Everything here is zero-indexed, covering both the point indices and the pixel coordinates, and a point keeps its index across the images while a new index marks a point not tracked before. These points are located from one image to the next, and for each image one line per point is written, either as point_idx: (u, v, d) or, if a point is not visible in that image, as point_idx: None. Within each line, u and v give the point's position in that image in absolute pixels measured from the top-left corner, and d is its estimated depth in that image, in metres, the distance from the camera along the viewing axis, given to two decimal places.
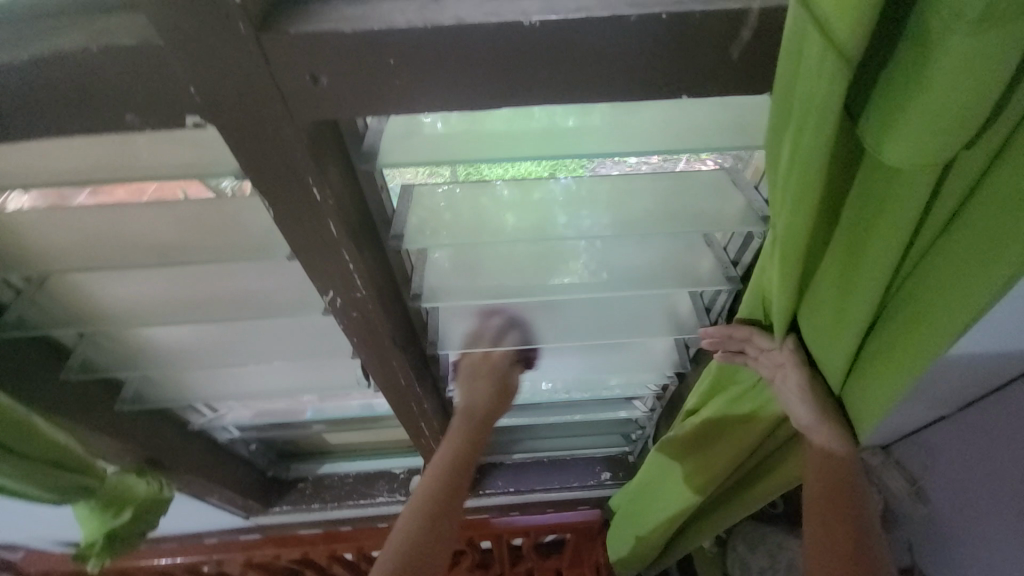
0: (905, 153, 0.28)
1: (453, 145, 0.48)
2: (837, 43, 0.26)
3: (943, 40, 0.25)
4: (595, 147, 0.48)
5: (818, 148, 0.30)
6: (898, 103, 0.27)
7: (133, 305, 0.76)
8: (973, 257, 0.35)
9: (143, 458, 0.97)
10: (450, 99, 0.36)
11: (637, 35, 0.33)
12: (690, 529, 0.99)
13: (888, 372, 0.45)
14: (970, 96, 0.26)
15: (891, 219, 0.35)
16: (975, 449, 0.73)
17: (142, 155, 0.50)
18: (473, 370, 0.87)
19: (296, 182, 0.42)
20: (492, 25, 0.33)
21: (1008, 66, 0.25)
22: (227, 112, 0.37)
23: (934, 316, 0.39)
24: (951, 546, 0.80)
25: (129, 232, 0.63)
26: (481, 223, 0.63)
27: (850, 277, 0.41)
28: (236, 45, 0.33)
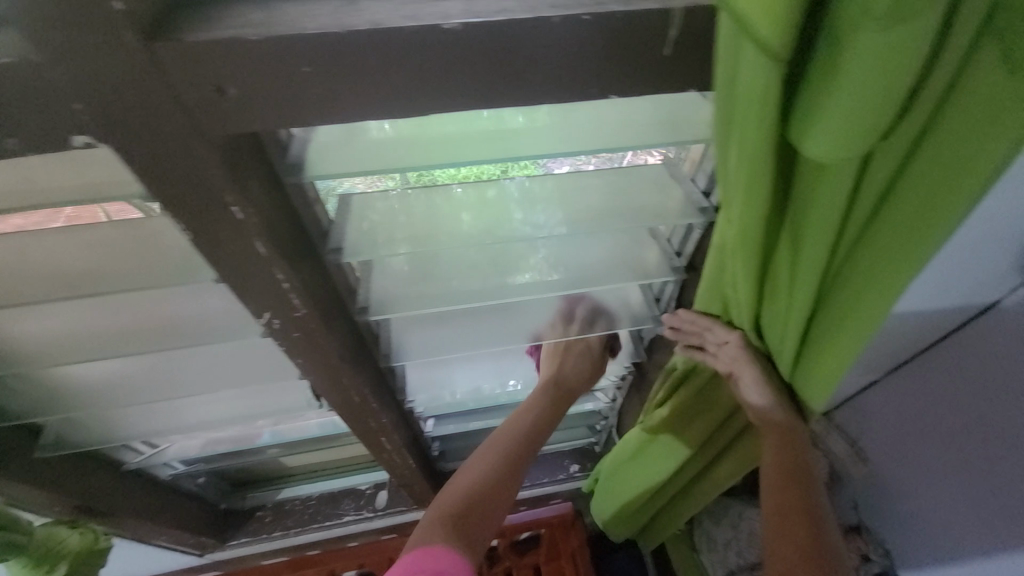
0: (826, 145, 0.30)
1: (396, 151, 0.46)
2: (762, 41, 0.26)
3: (853, 36, 0.26)
4: (539, 149, 0.48)
5: (759, 146, 0.31)
6: (818, 100, 0.29)
7: (44, 343, 0.68)
8: (898, 237, 0.38)
9: (74, 507, 0.88)
10: (395, 109, 0.35)
11: (562, 35, 0.33)
12: (664, 511, 1.04)
13: (833, 348, 0.48)
14: (883, 88, 0.27)
15: (824, 210, 0.37)
16: (906, 409, 0.79)
17: (38, 178, 0.45)
18: (557, 350, 0.91)
19: (211, 199, 0.38)
20: (410, 28, 0.31)
21: (916, 57, 0.26)
22: (124, 127, 0.33)
23: (871, 291, 0.41)
24: (895, 499, 0.87)
25: (36, 262, 0.57)
26: (435, 225, 0.61)
27: (793, 265, 0.43)
28: (125, 57, 0.30)
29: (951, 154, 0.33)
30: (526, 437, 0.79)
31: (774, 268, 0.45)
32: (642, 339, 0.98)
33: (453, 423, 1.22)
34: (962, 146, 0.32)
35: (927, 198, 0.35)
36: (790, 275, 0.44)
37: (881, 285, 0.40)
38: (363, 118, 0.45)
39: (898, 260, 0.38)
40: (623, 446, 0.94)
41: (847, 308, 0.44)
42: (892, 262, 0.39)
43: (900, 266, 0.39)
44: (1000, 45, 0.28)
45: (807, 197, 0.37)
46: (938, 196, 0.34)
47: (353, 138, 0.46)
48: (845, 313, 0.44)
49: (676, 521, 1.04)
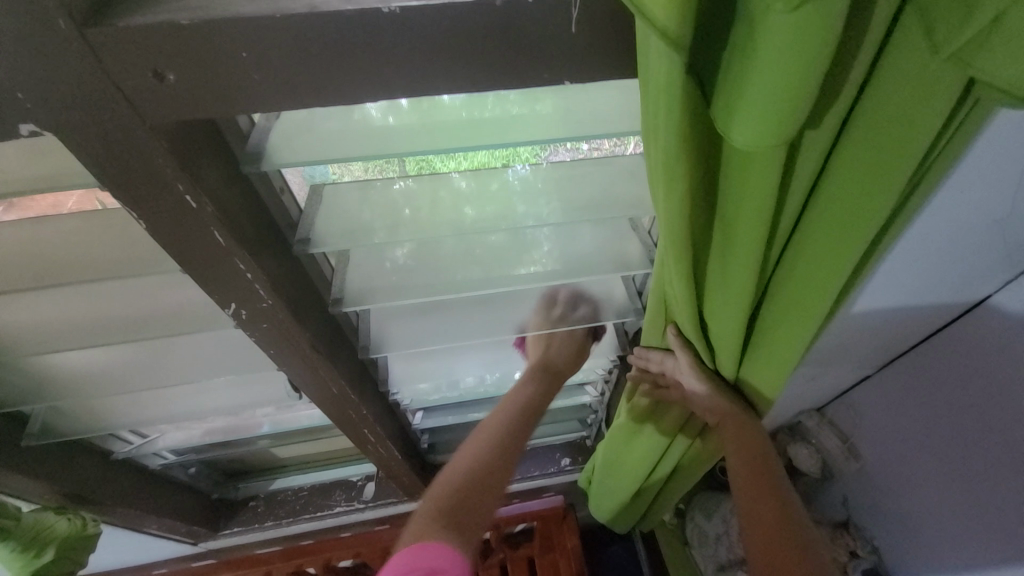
0: (750, 133, 0.30)
1: (386, 139, 0.46)
2: (655, 21, 0.27)
3: (765, 19, 0.26)
4: (524, 134, 0.47)
5: (678, 130, 0.33)
6: (739, 88, 0.30)
7: (26, 332, 0.68)
8: (840, 211, 0.40)
9: (65, 495, 0.89)
10: (367, 88, 0.35)
11: (505, 20, 0.32)
12: (654, 501, 1.07)
13: (785, 321, 0.51)
14: (799, 72, 0.27)
15: (755, 203, 0.38)
16: (910, 393, 0.83)
17: (9, 168, 0.46)
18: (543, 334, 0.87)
19: (164, 189, 0.38)
20: (349, 12, 0.30)
21: (826, 41, 0.27)
22: (66, 113, 0.33)
23: (820, 259, 0.44)
24: (895, 483, 0.90)
25: (16, 252, 0.58)
26: (438, 215, 0.60)
27: (728, 256, 0.44)
28: (60, 42, 0.29)
29: (880, 130, 0.36)
30: (511, 426, 0.76)
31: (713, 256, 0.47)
32: (626, 334, 0.98)
33: (445, 414, 1.22)
34: (890, 121, 0.35)
35: (863, 172, 0.38)
36: (727, 266, 0.45)
37: (829, 257, 0.44)
38: (362, 103, 0.46)
39: (841, 234, 0.42)
40: (602, 452, 0.96)
41: (798, 281, 0.47)
42: (832, 235, 0.42)
43: (841, 237, 0.42)
44: (922, 21, 0.31)
45: (736, 192, 0.38)
46: (876, 168, 0.37)
47: (348, 119, 0.47)
48: (798, 282, 0.47)
49: (664, 506, 1.07)
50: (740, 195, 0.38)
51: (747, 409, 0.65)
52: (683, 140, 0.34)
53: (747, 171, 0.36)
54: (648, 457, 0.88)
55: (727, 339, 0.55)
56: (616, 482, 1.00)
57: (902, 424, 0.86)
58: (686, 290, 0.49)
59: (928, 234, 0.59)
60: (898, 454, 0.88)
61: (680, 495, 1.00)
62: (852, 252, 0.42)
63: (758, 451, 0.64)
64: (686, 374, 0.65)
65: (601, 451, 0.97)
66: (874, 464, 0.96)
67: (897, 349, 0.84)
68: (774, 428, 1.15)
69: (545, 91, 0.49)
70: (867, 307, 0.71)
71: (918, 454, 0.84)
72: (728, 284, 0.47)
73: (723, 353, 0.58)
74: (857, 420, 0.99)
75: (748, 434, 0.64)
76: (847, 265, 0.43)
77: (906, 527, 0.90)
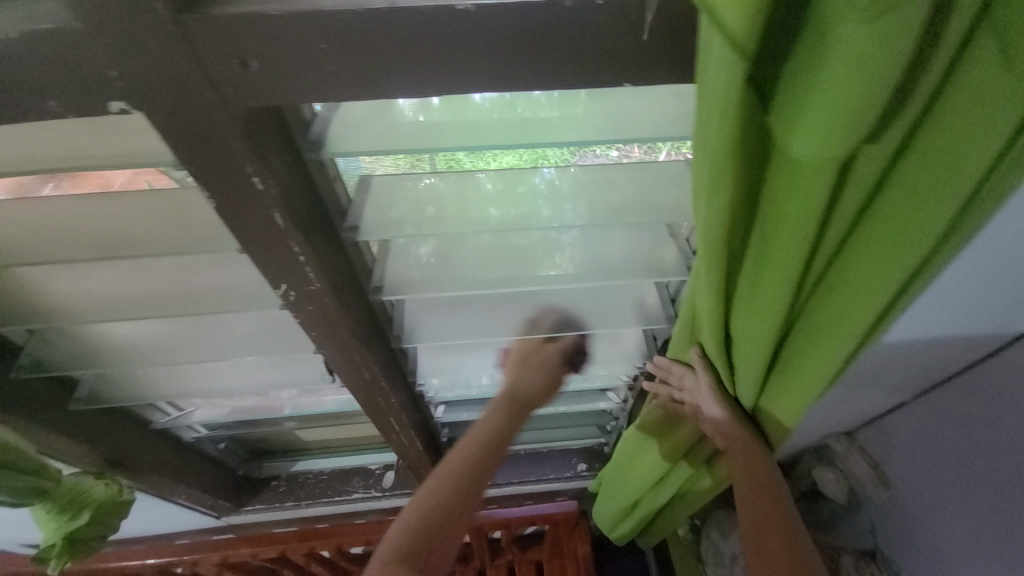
0: (810, 141, 0.30)
1: (431, 136, 0.47)
2: (729, 33, 0.26)
3: (838, 27, 0.26)
4: (559, 136, 0.48)
5: (728, 139, 0.33)
6: (801, 97, 0.29)
7: (84, 301, 0.73)
8: (888, 231, 0.40)
9: (104, 459, 0.94)
10: (435, 84, 0.36)
11: (574, 21, 0.33)
12: (659, 518, 1.06)
13: (818, 342, 0.50)
14: (869, 82, 0.27)
15: (797, 215, 0.37)
16: (953, 419, 0.81)
17: (84, 145, 0.49)
18: (522, 355, 0.82)
19: (233, 172, 0.40)
20: (427, 7, 0.31)
21: (900, 53, 0.26)
22: (155, 94, 0.35)
23: (863, 282, 0.43)
24: (931, 510, 0.88)
25: (81, 224, 0.62)
26: (470, 214, 0.62)
27: (763, 270, 0.44)
28: (157, 27, 0.31)
29: (942, 151, 0.35)
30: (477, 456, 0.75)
31: (744, 270, 0.46)
32: (654, 341, 0.97)
33: (465, 410, 1.22)
34: (954, 142, 0.34)
35: (919, 193, 0.37)
36: (761, 281, 0.45)
37: (870, 278, 0.43)
38: (395, 100, 0.47)
39: (886, 255, 0.41)
40: (615, 461, 0.98)
41: (836, 300, 0.46)
42: (877, 256, 0.41)
43: (886, 259, 0.41)
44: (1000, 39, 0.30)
45: (781, 203, 0.38)
46: (933, 191, 0.36)
47: (389, 117, 0.48)
48: (836, 304, 0.46)
49: (670, 524, 1.05)
50: (782, 207, 0.38)
51: (758, 438, 0.66)
52: (732, 146, 0.33)
53: (795, 182, 0.36)
54: (657, 473, 0.88)
55: (752, 358, 0.54)
56: (624, 493, 1.01)
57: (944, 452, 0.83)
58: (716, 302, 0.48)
59: (978, 263, 0.59)
60: (939, 481, 0.85)
61: (686, 515, 1.00)
62: (895, 276, 0.41)
63: (766, 481, 0.64)
64: (704, 398, 0.67)
65: (613, 461, 0.98)
66: (910, 493, 0.93)
67: (940, 375, 0.82)
68: (799, 449, 1.13)
69: (581, 93, 0.49)
70: (906, 333, 0.71)
71: (960, 482, 0.81)
72: (758, 299, 0.46)
73: (748, 372, 0.57)
74: (890, 446, 0.96)
75: (756, 461, 0.64)
76: (888, 290, 0.43)
77: (943, 557, 0.87)
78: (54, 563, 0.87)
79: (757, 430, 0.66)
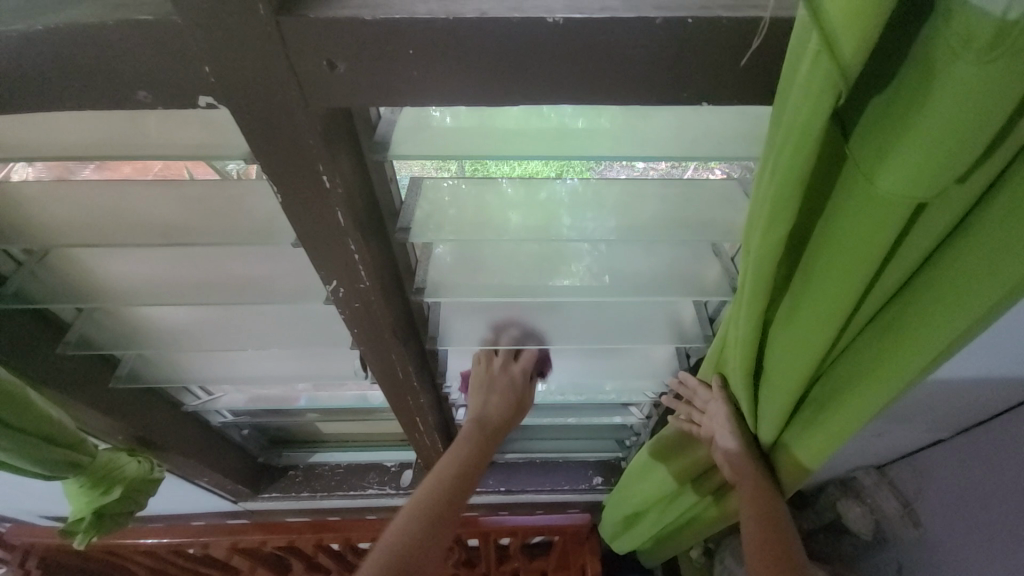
0: (891, 182, 0.28)
1: (478, 141, 0.47)
2: (841, 63, 0.25)
3: (945, 68, 0.24)
4: (608, 150, 0.47)
5: (802, 170, 0.31)
6: (889, 135, 0.27)
7: (133, 284, 0.75)
8: (954, 280, 0.37)
9: (135, 438, 0.96)
10: (504, 93, 0.36)
11: (661, 37, 0.33)
12: (663, 540, 1.05)
13: (859, 383, 0.47)
14: (965, 129, 0.25)
15: (856, 252, 0.35)
16: (998, 460, 0.78)
17: (151, 133, 0.50)
18: (487, 379, 0.89)
19: (306, 169, 0.41)
20: (515, 19, 0.32)
21: (1010, 98, 0.24)
22: (242, 91, 0.36)
23: (919, 329, 0.41)
24: (965, 554, 0.85)
25: (140, 210, 0.64)
26: (508, 221, 0.62)
27: (809, 304, 0.42)
28: (255, 26, 0.32)
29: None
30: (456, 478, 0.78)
31: (789, 302, 0.44)
32: (686, 358, 0.95)
33: None
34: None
35: (995, 245, 0.34)
36: (805, 314, 0.43)
37: (926, 326, 0.40)
38: (429, 106, 0.48)
39: (946, 306, 0.38)
40: (624, 480, 0.97)
41: (884, 342, 0.44)
42: (938, 305, 0.39)
43: (946, 309, 0.38)
44: None
45: (839, 240, 0.36)
46: (1009, 247, 0.34)
47: (419, 131, 0.49)
48: (886, 349, 0.44)
49: (674, 545, 1.04)
50: (840, 242, 0.36)
51: (766, 473, 0.64)
52: (803, 179, 0.32)
53: (858, 219, 0.34)
54: (664, 493, 0.87)
55: (786, 390, 0.52)
56: (629, 510, 1.00)
57: (981, 494, 0.81)
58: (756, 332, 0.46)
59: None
60: (976, 523, 0.82)
61: (693, 541, 0.99)
62: (953, 327, 0.39)
63: (772, 518, 0.62)
64: (722, 429, 0.66)
65: (623, 479, 0.97)
66: (940, 534, 0.90)
67: (986, 414, 0.80)
68: (824, 479, 1.11)
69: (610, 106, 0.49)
70: (956, 370, 0.70)
71: (999, 527, 0.78)
72: (799, 332, 0.45)
73: (779, 404, 0.55)
74: (923, 484, 0.93)
75: (762, 496, 0.63)
76: (945, 340, 0.40)
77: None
78: (81, 536, 0.90)
79: (772, 468, 0.65)
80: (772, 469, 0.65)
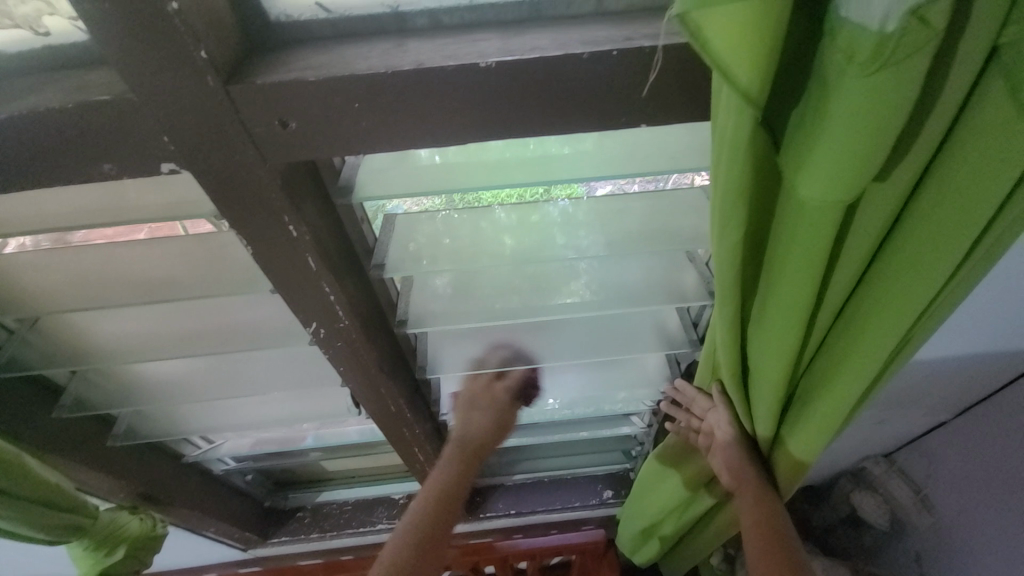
0: (817, 188, 0.29)
1: (446, 176, 0.49)
2: (742, 88, 0.26)
3: (838, 82, 0.26)
4: (576, 173, 0.49)
5: (735, 183, 0.32)
6: (808, 144, 0.28)
7: (124, 342, 0.76)
8: (904, 270, 0.38)
9: (137, 494, 0.96)
10: (442, 135, 0.37)
11: (591, 70, 0.34)
12: (679, 550, 1.04)
13: (834, 378, 0.48)
14: (871, 133, 0.26)
15: (806, 253, 0.36)
16: (1001, 436, 0.78)
17: (131, 197, 0.52)
18: (472, 399, 0.85)
19: (272, 220, 0.43)
20: (450, 66, 0.34)
21: (904, 103, 0.26)
22: (200, 155, 0.38)
23: (880, 321, 0.41)
24: (981, 536, 0.84)
25: (126, 269, 0.65)
26: (484, 245, 0.63)
27: (771, 306, 0.43)
28: (204, 94, 0.34)
29: (955, 190, 0.33)
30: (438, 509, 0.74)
31: (756, 305, 0.45)
32: (678, 364, 0.96)
33: None
34: (969, 184, 0.33)
35: (933, 232, 0.36)
36: (769, 314, 0.43)
37: (884, 317, 0.41)
38: (414, 146, 0.49)
39: (898, 295, 0.39)
40: (635, 491, 0.96)
41: (849, 335, 0.44)
42: (893, 295, 0.39)
43: (902, 298, 0.39)
44: (1009, 80, 0.29)
45: (788, 244, 0.37)
46: (947, 230, 0.35)
47: (409, 164, 0.50)
48: (853, 342, 0.44)
49: (690, 555, 1.03)
50: (789, 246, 0.37)
51: (767, 481, 0.64)
52: (742, 191, 0.33)
53: (799, 222, 0.35)
54: (672, 501, 0.87)
55: (769, 392, 0.52)
56: (642, 522, 0.99)
57: (993, 472, 0.80)
58: (729, 336, 0.47)
59: (1011, 277, 0.59)
60: (989, 503, 0.82)
61: (709, 549, 0.98)
62: (908, 313, 0.40)
63: (775, 527, 0.62)
64: (723, 434, 0.66)
65: (634, 489, 0.96)
66: (955, 519, 0.89)
67: (982, 391, 0.80)
68: (835, 473, 1.10)
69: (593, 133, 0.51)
70: (940, 352, 0.71)
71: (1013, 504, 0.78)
72: (768, 334, 0.45)
73: (763, 405, 0.55)
74: (933, 468, 0.92)
75: (765, 507, 0.62)
76: (903, 325, 0.41)
77: None
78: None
79: (768, 471, 0.65)
80: (771, 474, 0.65)
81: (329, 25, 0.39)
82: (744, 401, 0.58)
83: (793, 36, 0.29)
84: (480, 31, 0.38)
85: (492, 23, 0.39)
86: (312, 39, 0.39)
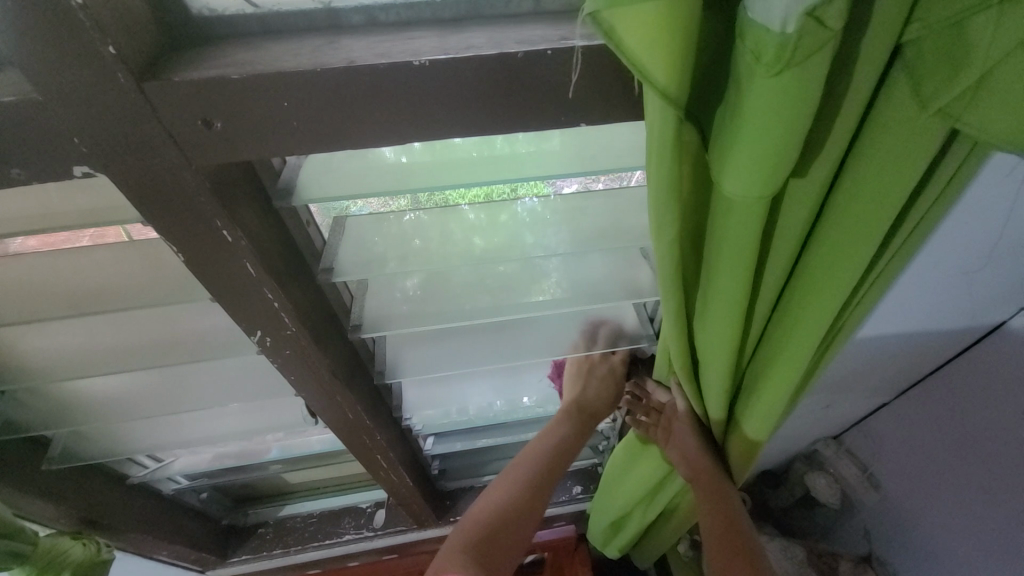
0: (740, 183, 0.30)
1: (398, 177, 0.48)
2: (661, 87, 0.27)
3: (749, 81, 0.26)
4: (535, 172, 0.49)
5: (664, 181, 0.33)
6: (729, 141, 0.29)
7: (53, 359, 0.71)
8: (829, 259, 0.40)
9: (80, 520, 0.90)
10: (378, 137, 0.37)
11: (526, 68, 0.34)
12: (648, 538, 1.06)
13: (774, 366, 0.50)
14: (783, 128, 0.27)
15: (739, 245, 0.37)
16: (937, 414, 0.84)
17: (54, 203, 0.49)
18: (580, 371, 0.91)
19: (201, 224, 0.41)
20: (382, 65, 0.33)
21: (811, 100, 0.27)
22: (118, 158, 0.36)
23: (811, 308, 0.43)
24: (926, 508, 0.90)
25: (53, 279, 0.61)
26: (449, 245, 0.62)
27: (712, 298, 0.44)
28: (116, 92, 0.32)
29: (871, 182, 0.35)
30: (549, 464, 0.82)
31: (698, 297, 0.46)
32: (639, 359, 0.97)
33: (458, 440, 1.20)
34: (880, 177, 0.35)
35: (852, 223, 0.38)
36: (711, 307, 0.45)
37: (816, 304, 0.43)
38: (380, 145, 0.48)
39: (825, 283, 0.41)
40: (602, 485, 0.97)
41: (786, 323, 0.46)
42: (820, 283, 0.41)
43: (830, 286, 0.41)
44: (910, 78, 0.31)
45: (722, 238, 0.38)
46: (865, 221, 0.37)
47: (365, 162, 0.49)
48: (788, 329, 0.46)
49: (658, 543, 1.05)
50: (723, 239, 0.38)
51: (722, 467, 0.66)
52: (674, 187, 0.33)
53: (729, 218, 0.36)
54: (636, 492, 0.89)
55: (717, 380, 0.53)
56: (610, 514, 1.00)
57: (933, 448, 0.86)
58: (674, 328, 0.48)
59: (938, 264, 0.63)
60: (930, 477, 0.87)
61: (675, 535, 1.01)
62: (834, 300, 0.42)
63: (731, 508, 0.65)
64: (681, 426, 0.68)
65: (601, 483, 0.97)
66: (899, 493, 0.95)
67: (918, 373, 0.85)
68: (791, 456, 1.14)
69: (557, 132, 0.50)
70: (879, 336, 0.75)
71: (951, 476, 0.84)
72: (711, 326, 0.47)
73: (712, 394, 0.56)
74: (877, 448, 0.98)
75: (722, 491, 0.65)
76: (832, 311, 0.43)
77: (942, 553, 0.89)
78: None
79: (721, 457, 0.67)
80: (725, 460, 0.67)
81: (257, 21, 0.38)
82: (695, 391, 0.60)
83: (710, 37, 0.30)
84: (416, 28, 0.38)
85: (428, 21, 0.39)
86: (241, 35, 0.38)
